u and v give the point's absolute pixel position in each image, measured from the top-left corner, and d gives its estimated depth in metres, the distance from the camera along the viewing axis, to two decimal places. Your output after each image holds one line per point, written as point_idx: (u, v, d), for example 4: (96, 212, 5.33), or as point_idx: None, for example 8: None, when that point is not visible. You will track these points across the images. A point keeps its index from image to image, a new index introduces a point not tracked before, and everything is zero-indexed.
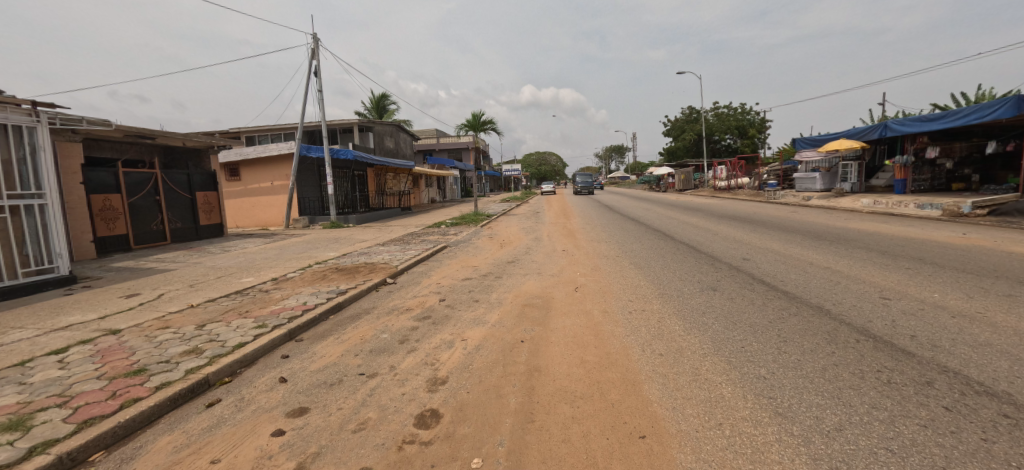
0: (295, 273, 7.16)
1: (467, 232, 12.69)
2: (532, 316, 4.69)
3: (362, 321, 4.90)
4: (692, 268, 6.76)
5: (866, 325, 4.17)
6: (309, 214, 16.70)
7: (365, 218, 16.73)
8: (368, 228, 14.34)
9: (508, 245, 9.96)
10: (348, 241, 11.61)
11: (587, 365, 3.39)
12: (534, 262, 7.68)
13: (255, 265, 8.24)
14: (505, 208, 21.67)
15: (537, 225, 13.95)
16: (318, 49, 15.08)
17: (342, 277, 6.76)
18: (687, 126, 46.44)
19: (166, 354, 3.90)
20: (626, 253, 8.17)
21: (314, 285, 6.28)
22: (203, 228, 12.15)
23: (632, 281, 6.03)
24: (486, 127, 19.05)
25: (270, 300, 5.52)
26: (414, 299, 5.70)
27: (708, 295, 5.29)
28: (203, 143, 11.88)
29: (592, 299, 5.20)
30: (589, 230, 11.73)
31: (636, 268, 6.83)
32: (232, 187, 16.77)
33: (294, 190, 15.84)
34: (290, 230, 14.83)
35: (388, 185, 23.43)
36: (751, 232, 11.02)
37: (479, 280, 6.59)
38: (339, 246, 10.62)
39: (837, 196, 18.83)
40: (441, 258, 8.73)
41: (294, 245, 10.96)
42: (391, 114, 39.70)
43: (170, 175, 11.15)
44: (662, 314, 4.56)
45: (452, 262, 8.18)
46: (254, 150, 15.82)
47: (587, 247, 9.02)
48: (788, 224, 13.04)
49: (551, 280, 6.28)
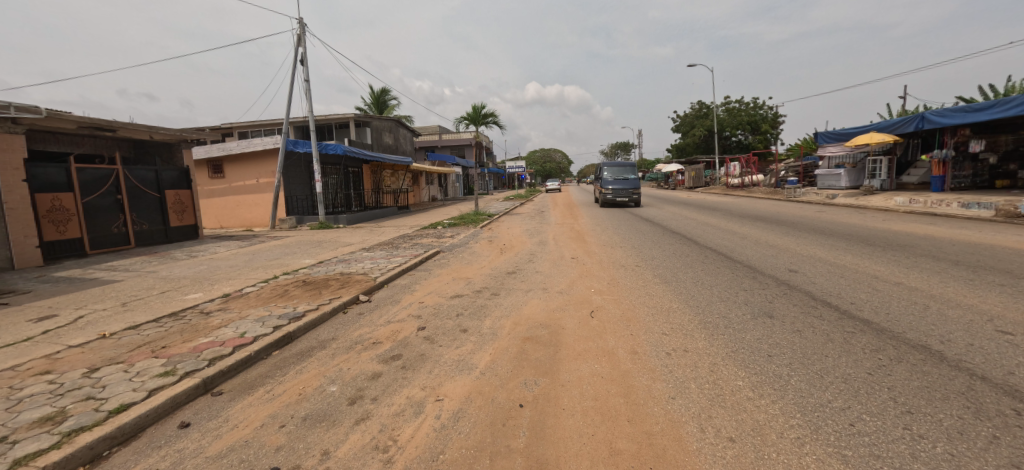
0: (253, 288, 5.98)
1: (464, 234, 11.50)
2: (534, 358, 3.48)
3: (309, 363, 3.69)
4: (730, 284, 5.52)
5: (1012, 382, 2.91)
6: (298, 213, 15.49)
7: (356, 219, 15.51)
8: (358, 229, 13.15)
9: (509, 252, 8.71)
10: (332, 244, 10.45)
11: (621, 461, 2.18)
12: (538, 275, 6.44)
13: (214, 276, 7.08)
14: (507, 207, 20.49)
15: (542, 227, 12.70)
16: (304, 35, 13.89)
17: (305, 294, 5.57)
18: (697, 121, 44.98)
19: (10, 425, 2.72)
20: (647, 263, 6.92)
21: (269, 306, 5.11)
22: (174, 229, 11.03)
23: (661, 302, 4.78)
24: (488, 120, 17.80)
25: (202, 330, 4.34)
26: (386, 327, 4.49)
27: (764, 325, 4.05)
28: (173, 135, 10.80)
29: (613, 331, 3.96)
30: (600, 233, 10.51)
31: (662, 284, 5.57)
32: (215, 185, 15.66)
33: (280, 188, 14.68)
34: (273, 232, 13.73)
35: (385, 183, 22.31)
36: (783, 235, 9.74)
37: (472, 299, 5.37)
38: (319, 251, 9.44)
39: (866, 194, 17.45)
40: (430, 267, 7.51)
41: (271, 250, 9.82)
42: (391, 109, 38.59)
43: (134, 171, 10.07)
44: (713, 359, 3.31)
45: (443, 273, 6.96)
46: (238, 145, 14.78)
47: (601, 255, 7.72)
48: (822, 225, 11.69)
49: (559, 300, 5.04)
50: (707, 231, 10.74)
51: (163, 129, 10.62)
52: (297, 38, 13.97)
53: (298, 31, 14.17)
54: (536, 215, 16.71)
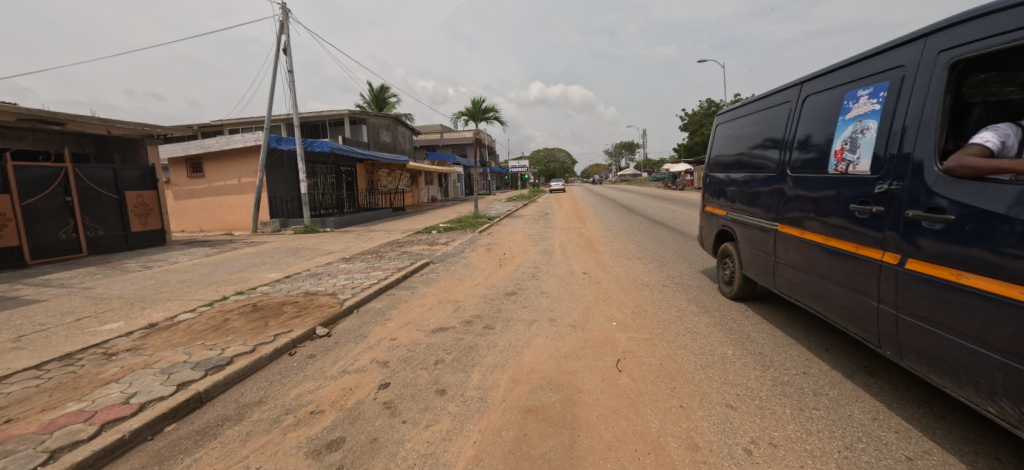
0: (188, 318, 4.80)
1: (460, 241, 10.32)
2: (541, 458, 2.24)
3: (206, 453, 2.49)
4: (794, 317, 4.27)
5: None
6: (283, 216, 14.20)
7: (345, 222, 14.31)
8: (345, 234, 12.01)
9: (509, 264, 7.46)
10: (311, 253, 9.25)
11: None
12: (543, 298, 5.19)
13: (154, 296, 5.89)
14: (510, 209, 19.30)
15: (546, 232, 11.48)
16: (288, 22, 12.74)
17: (246, 326, 4.37)
18: (705, 120, 43.63)
19: None
20: (677, 282, 5.67)
21: (192, 346, 3.92)
22: (135, 235, 9.90)
23: (712, 347, 3.54)
24: (488, 115, 16.55)
25: (82, 389, 3.15)
26: (336, 381, 3.29)
27: (871, 391, 2.81)
28: (134, 130, 9.67)
29: (653, 400, 2.74)
30: (612, 241, 9.29)
31: (705, 316, 4.32)
32: (194, 185, 14.53)
33: (261, 188, 13.39)
34: (252, 237, 12.58)
35: (380, 183, 21.15)
36: None
37: (456, 335, 4.14)
38: (293, 261, 8.24)
39: None
40: (413, 285, 6.30)
41: (241, 259, 8.66)
42: (391, 108, 37.52)
43: (88, 170, 8.94)
44: (823, 468, 2.08)
45: (427, 294, 5.74)
46: (217, 142, 13.64)
47: (619, 271, 6.46)
48: None
49: (572, 340, 3.82)
50: None
51: (123, 123, 9.47)
52: (281, 25, 12.83)
53: (281, 18, 13.03)
54: (540, 218, 15.48)
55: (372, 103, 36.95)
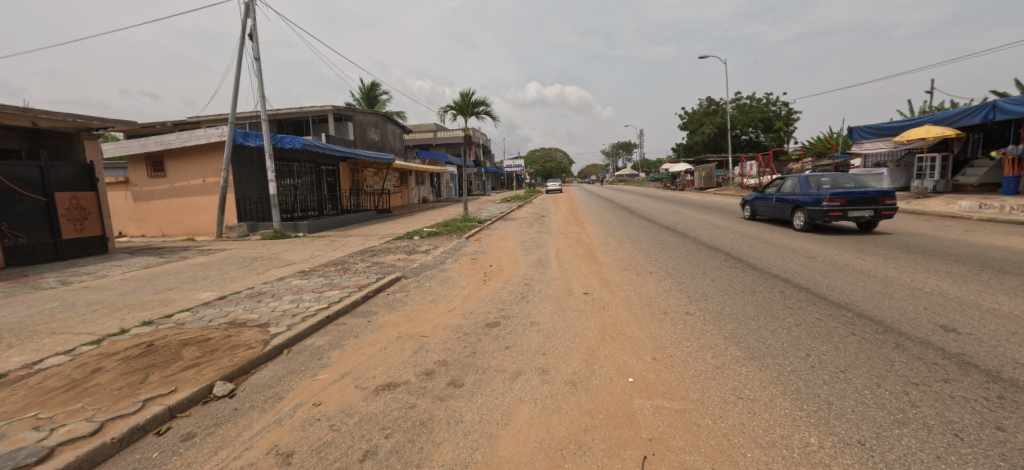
0: (52, 366, 3.55)
1: (443, 249, 9.08)
2: None
3: None
4: (879, 371, 3.06)
5: None
6: (252, 219, 12.91)
7: (321, 226, 13.01)
8: (316, 241, 10.76)
9: (495, 279, 6.24)
10: (268, 263, 7.98)
11: None
12: (533, 333, 3.96)
13: (41, 327, 4.63)
14: (503, 211, 18.02)
15: (541, 238, 10.25)
16: (253, 5, 11.48)
17: (118, 384, 3.13)
18: (705, 119, 42.58)
19: None
20: (702, 309, 4.46)
21: (14, 422, 2.69)
22: (68, 243, 8.61)
23: (787, 435, 2.30)
24: (477, 110, 15.31)
25: None
26: None
27: None
28: (66, 122, 8.38)
29: None
30: (616, 249, 8.10)
31: (756, 369, 3.09)
32: (156, 185, 13.22)
33: (226, 189, 12.11)
34: (215, 243, 11.29)
35: (366, 183, 19.88)
36: (860, 253, 7.33)
37: (404, 399, 2.91)
38: (241, 275, 6.98)
39: (921, 198, 14.93)
40: (374, 309, 5.07)
41: (183, 271, 7.39)
42: (382, 105, 36.29)
43: (7, 169, 7.62)
44: None
45: (386, 324, 4.51)
46: (178, 138, 12.36)
47: (628, 290, 5.26)
48: (896, 237, 9.20)
49: (571, 416, 2.59)
50: (755, 245, 8.32)
51: (50, 114, 8.16)
52: (246, 8, 11.57)
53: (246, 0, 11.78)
54: (534, 221, 14.27)
55: (363, 101, 35.77)
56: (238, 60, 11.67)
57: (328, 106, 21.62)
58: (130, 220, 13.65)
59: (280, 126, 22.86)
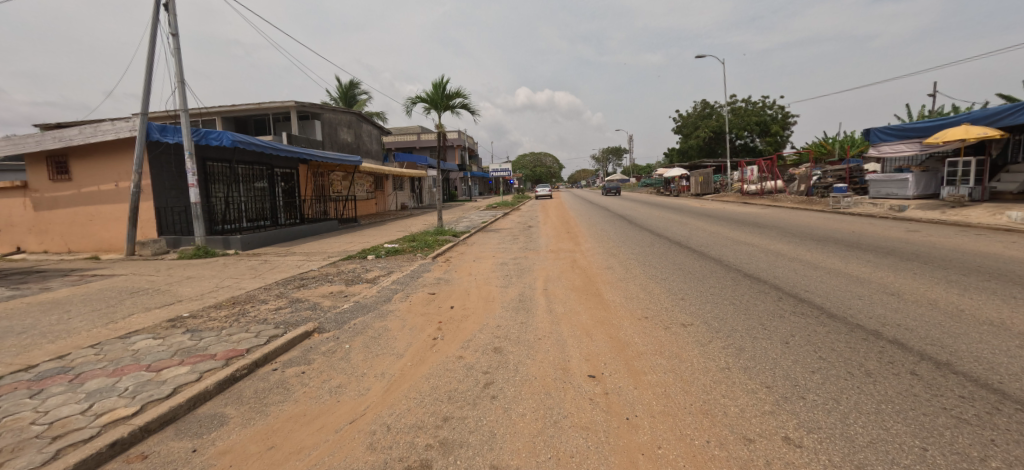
0: None
1: (396, 276, 6.93)
2: None
3: None
4: None
5: None
6: (175, 232, 10.59)
7: (260, 240, 10.75)
8: (240, 262, 8.49)
9: (452, 336, 4.13)
10: (145, 300, 5.76)
11: None
12: None
13: None
14: (485, 221, 15.88)
15: (525, 258, 8.17)
16: None
17: None
18: (700, 122, 41.21)
19: None
20: (813, 433, 2.38)
21: None
22: None
23: None
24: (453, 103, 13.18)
25: None
26: None
27: None
28: None
29: None
30: (624, 279, 6.08)
31: None
32: (59, 190, 10.87)
33: (138, 196, 9.80)
34: (117, 264, 8.98)
35: (330, 189, 17.60)
36: (958, 288, 5.34)
37: None
38: (82, 325, 4.75)
39: (959, 207, 13.13)
40: (224, 414, 2.88)
41: (10, 316, 5.15)
42: (362, 105, 34.19)
43: None
44: None
45: (214, 466, 2.33)
46: (81, 133, 10.05)
47: (662, 371, 3.19)
48: (973, 258, 7.25)
49: None
50: (806, 273, 6.34)
51: None
52: None
53: None
54: (519, 234, 12.14)
55: (341, 100, 33.60)
56: (152, 35, 9.44)
57: (291, 101, 19.18)
58: (29, 233, 11.25)
59: (239, 125, 20.58)
